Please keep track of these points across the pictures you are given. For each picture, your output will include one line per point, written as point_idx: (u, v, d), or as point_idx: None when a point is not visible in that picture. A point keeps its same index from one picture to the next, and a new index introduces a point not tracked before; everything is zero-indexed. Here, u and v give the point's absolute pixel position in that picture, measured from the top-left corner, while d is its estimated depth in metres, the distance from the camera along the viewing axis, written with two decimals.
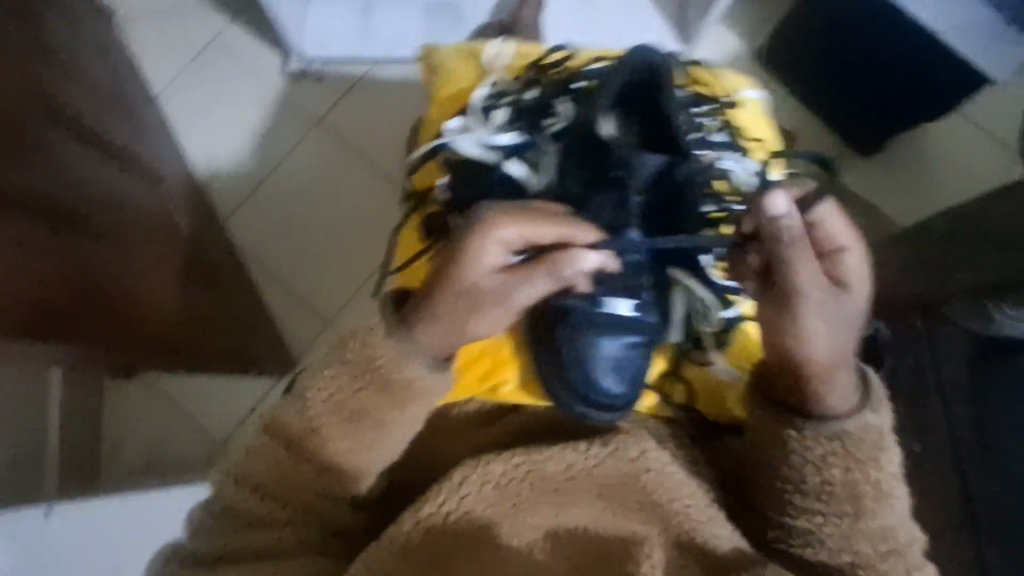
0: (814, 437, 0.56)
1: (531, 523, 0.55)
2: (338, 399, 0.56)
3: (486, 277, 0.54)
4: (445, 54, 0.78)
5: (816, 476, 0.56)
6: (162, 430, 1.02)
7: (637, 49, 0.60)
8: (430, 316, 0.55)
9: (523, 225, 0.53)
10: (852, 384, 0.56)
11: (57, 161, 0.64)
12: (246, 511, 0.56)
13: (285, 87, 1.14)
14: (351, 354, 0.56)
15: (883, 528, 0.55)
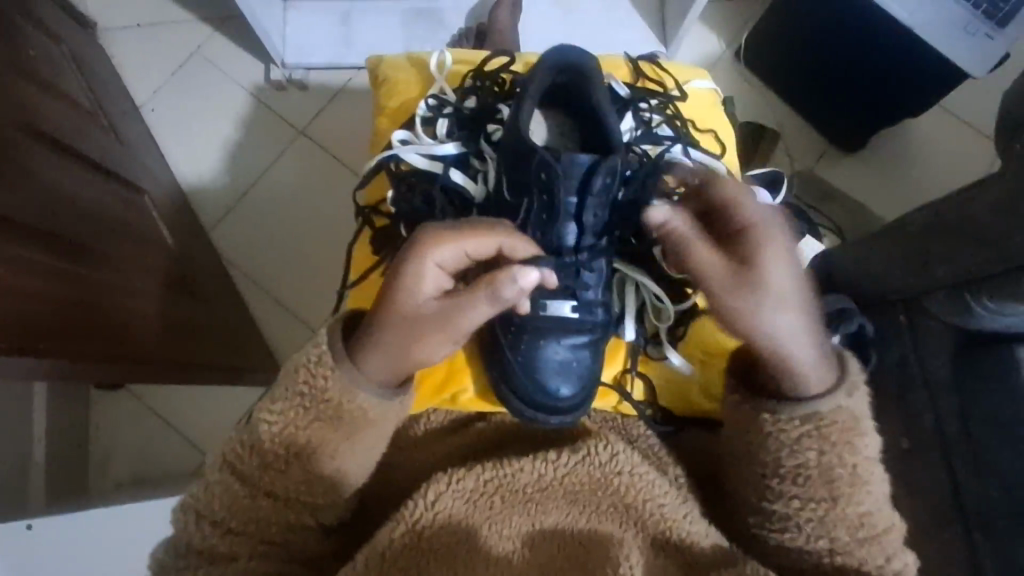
0: (789, 414, 0.55)
1: (505, 534, 0.54)
2: (286, 433, 0.54)
3: (426, 302, 0.54)
4: (390, 63, 0.74)
5: (792, 458, 0.56)
6: (145, 448, 1.01)
7: (549, 53, 0.58)
8: (379, 344, 0.54)
9: (454, 244, 0.53)
10: (821, 359, 0.55)
11: (24, 177, 0.63)
12: (204, 547, 0.54)
13: (263, 98, 1.14)
14: (302, 386, 0.54)
15: (859, 513, 0.55)
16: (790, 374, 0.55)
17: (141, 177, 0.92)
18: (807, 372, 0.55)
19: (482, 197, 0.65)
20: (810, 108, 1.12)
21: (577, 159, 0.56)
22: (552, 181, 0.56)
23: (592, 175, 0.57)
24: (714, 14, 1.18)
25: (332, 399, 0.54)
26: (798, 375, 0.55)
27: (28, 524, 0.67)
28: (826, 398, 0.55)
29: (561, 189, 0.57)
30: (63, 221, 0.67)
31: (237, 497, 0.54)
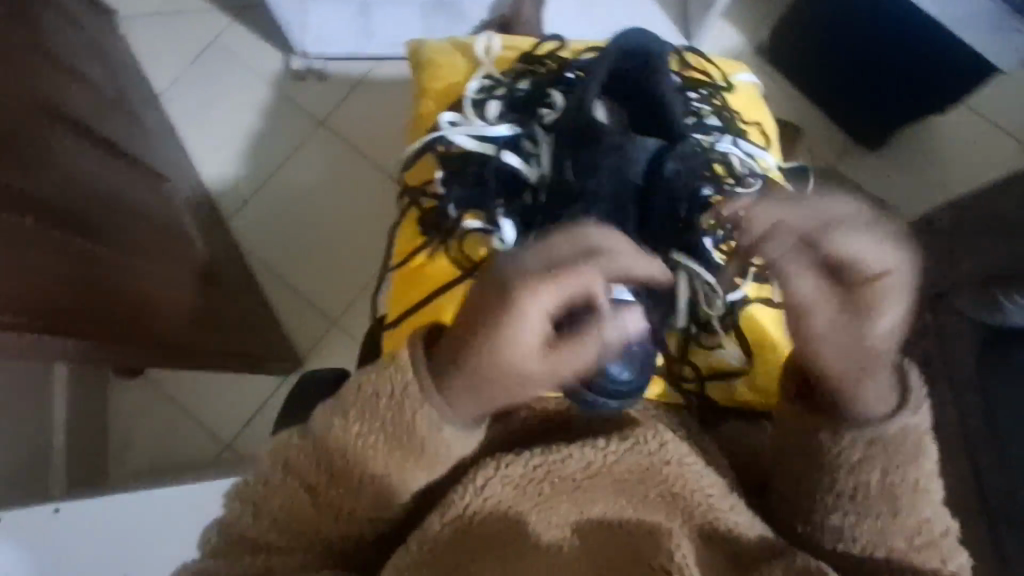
0: (852, 437, 0.51)
1: (553, 522, 0.53)
2: (364, 451, 0.50)
3: (530, 357, 0.44)
4: (431, 48, 0.74)
5: (850, 478, 0.52)
6: (169, 437, 1.00)
7: (618, 40, 0.61)
8: (461, 375, 0.47)
9: (559, 288, 0.42)
10: (889, 385, 0.50)
11: (49, 160, 0.63)
12: (263, 537, 0.53)
13: (284, 88, 1.13)
14: (381, 399, 0.49)
15: (918, 522, 0.52)
16: (864, 404, 0.50)
17: (161, 164, 0.91)
18: (878, 399, 0.50)
19: (537, 180, 0.63)
20: (835, 104, 1.11)
21: (647, 144, 0.59)
22: (625, 166, 0.59)
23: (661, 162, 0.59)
24: (737, 9, 1.17)
25: (418, 430, 0.49)
26: (865, 403, 0.50)
27: (55, 508, 0.67)
28: (888, 422, 0.51)
29: (633, 171, 0.59)
30: (90, 205, 0.66)
31: (294, 491, 0.52)
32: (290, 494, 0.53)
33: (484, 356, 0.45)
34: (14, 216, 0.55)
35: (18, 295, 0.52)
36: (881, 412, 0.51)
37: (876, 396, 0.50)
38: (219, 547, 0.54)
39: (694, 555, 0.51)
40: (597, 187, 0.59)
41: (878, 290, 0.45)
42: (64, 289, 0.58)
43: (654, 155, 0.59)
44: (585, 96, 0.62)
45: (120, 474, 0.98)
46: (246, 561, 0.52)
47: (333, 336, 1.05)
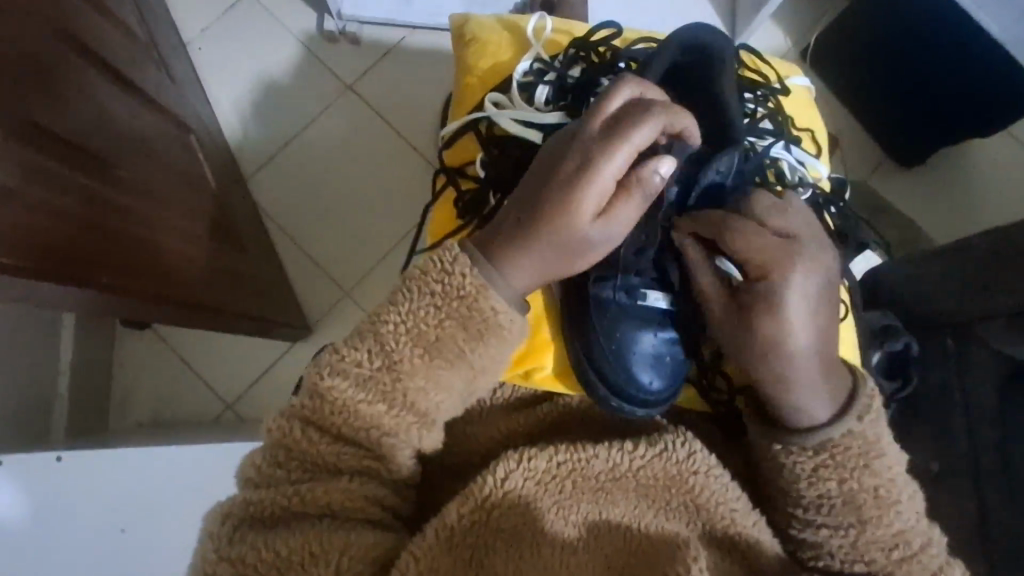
0: (798, 448, 0.53)
1: (570, 520, 0.52)
2: (413, 332, 0.51)
3: (590, 206, 0.50)
4: (481, 23, 0.72)
5: (812, 489, 0.53)
6: (172, 392, 1.00)
7: (682, 31, 0.57)
8: (519, 238, 0.51)
9: (628, 142, 0.49)
10: (822, 398, 0.53)
11: (77, 100, 0.61)
12: (267, 507, 0.50)
13: (317, 49, 1.11)
14: (410, 338, 0.52)
15: (892, 534, 0.53)
16: (797, 405, 0.53)
17: (187, 114, 0.89)
18: (811, 404, 0.53)
19: None
20: (877, 118, 1.08)
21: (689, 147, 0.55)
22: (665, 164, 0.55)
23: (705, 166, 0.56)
24: (789, 10, 1.14)
25: (466, 295, 0.51)
26: (801, 406, 0.53)
27: (57, 456, 0.67)
28: (819, 431, 0.53)
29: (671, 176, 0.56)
30: (115, 151, 0.65)
31: (314, 449, 0.52)
32: (311, 454, 0.52)
33: (553, 200, 0.50)
34: (37, 155, 0.53)
35: (33, 238, 0.51)
36: (819, 420, 0.53)
37: (811, 400, 0.53)
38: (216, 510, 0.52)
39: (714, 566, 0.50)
40: None
41: (773, 277, 0.52)
42: (83, 235, 0.57)
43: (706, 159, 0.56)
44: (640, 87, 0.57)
45: (119, 424, 0.98)
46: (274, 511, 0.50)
47: (343, 306, 1.04)
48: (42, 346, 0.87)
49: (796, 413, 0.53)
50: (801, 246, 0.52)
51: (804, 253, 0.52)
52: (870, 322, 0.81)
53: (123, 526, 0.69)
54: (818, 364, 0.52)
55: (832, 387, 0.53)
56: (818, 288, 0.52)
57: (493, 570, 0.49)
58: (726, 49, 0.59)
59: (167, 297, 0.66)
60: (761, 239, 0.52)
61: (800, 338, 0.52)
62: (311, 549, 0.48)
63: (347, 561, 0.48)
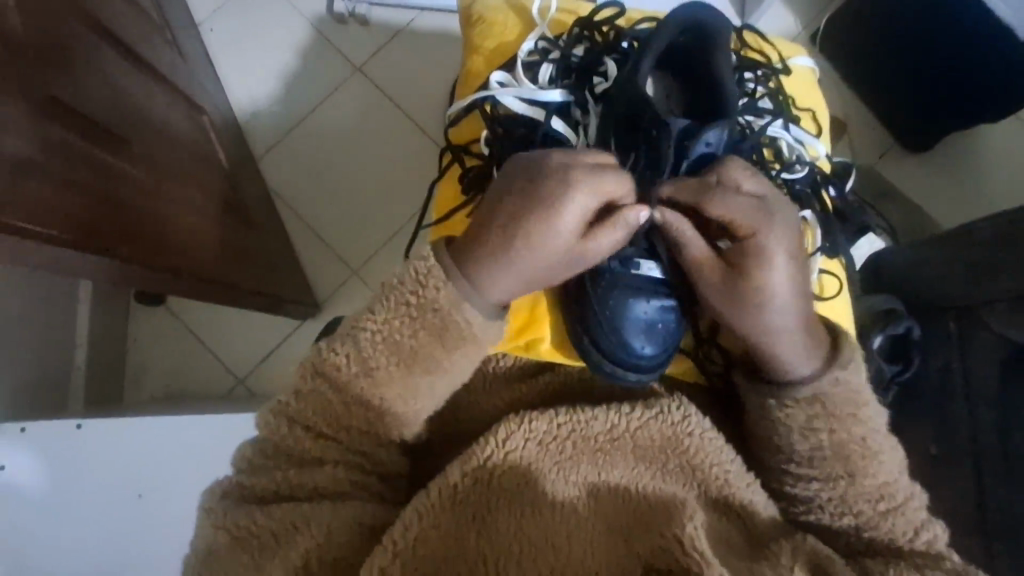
0: (786, 402, 0.55)
1: (570, 481, 0.54)
2: (389, 340, 0.53)
3: (558, 242, 0.52)
4: (488, 4, 0.73)
5: (804, 444, 0.55)
6: (184, 367, 1.02)
7: (677, 9, 0.56)
8: (486, 260, 0.52)
9: (596, 188, 0.51)
10: (808, 352, 0.54)
11: (98, 79, 0.63)
12: (280, 456, 0.53)
13: (326, 30, 1.12)
14: (410, 298, 0.52)
15: (878, 486, 0.54)
16: (784, 362, 0.54)
17: (199, 93, 0.91)
18: (800, 359, 0.54)
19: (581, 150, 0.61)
20: (886, 103, 1.07)
21: (676, 121, 0.54)
22: (659, 136, 0.55)
23: (694, 136, 0.55)
24: None
25: (440, 308, 0.52)
26: (791, 359, 0.54)
27: (78, 424, 0.71)
28: (807, 383, 0.54)
29: (666, 143, 0.55)
30: (130, 127, 0.66)
31: (305, 416, 0.53)
32: (319, 421, 0.53)
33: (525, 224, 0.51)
34: (59, 130, 0.56)
35: (57, 209, 0.53)
36: (805, 372, 0.55)
37: (798, 355, 0.54)
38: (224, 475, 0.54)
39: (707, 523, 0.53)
40: (636, 158, 0.57)
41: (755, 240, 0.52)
42: (101, 208, 0.59)
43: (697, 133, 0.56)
44: (639, 64, 0.56)
45: (136, 397, 1.01)
46: (278, 475, 0.52)
47: (353, 284, 1.06)
48: (61, 319, 0.90)
49: (783, 369, 0.55)
50: (778, 207, 0.53)
51: (780, 212, 0.53)
52: (874, 305, 0.82)
53: (140, 491, 0.71)
54: (804, 321, 0.54)
55: (815, 340, 0.55)
56: (794, 248, 0.53)
57: (497, 526, 0.51)
58: (722, 29, 0.58)
59: (180, 270, 0.68)
60: (738, 207, 0.52)
61: (784, 302, 0.53)
62: (297, 515, 0.50)
63: (337, 521, 0.50)
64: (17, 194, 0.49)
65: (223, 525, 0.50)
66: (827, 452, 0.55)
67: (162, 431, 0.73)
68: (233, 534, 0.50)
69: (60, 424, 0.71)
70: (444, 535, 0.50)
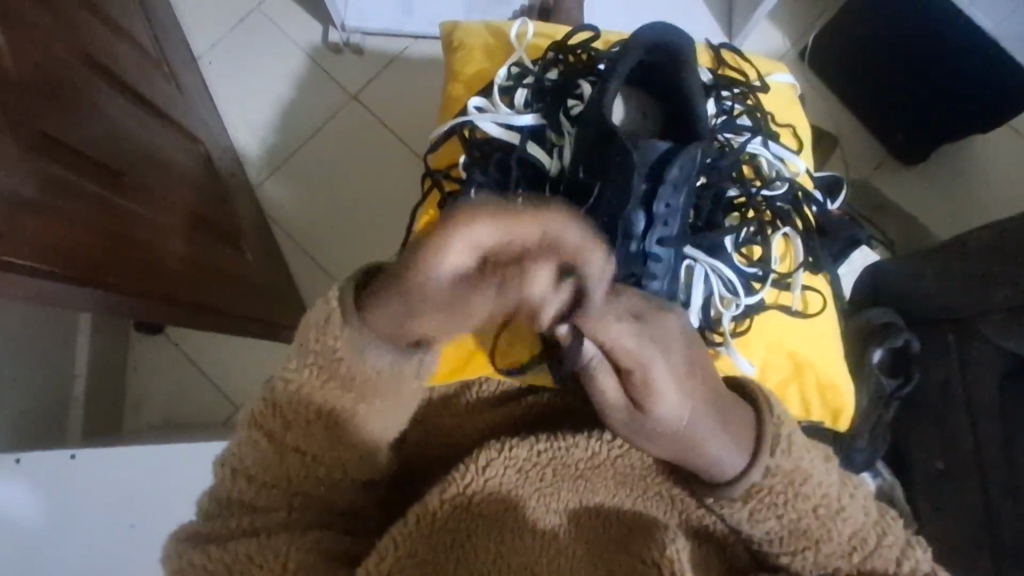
0: (729, 502, 0.50)
1: (552, 508, 0.55)
2: (305, 390, 0.48)
3: (443, 288, 0.34)
4: (468, 31, 0.74)
5: (757, 528, 0.52)
6: (181, 397, 1.03)
7: (642, 31, 0.58)
8: (379, 311, 0.42)
9: (509, 228, 0.31)
10: (730, 452, 0.47)
11: (92, 113, 0.64)
12: (243, 499, 0.52)
13: (320, 60, 1.14)
14: (312, 347, 0.46)
15: (847, 538, 0.51)
16: (710, 466, 0.48)
17: (195, 124, 0.92)
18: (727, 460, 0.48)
19: (557, 172, 0.62)
20: (875, 116, 1.08)
21: (655, 145, 0.56)
22: (630, 161, 0.54)
23: (668, 164, 0.56)
24: (786, 11, 1.15)
25: (343, 359, 0.46)
26: (720, 465, 0.48)
27: (72, 454, 0.71)
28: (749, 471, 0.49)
29: (637, 171, 0.55)
30: (125, 160, 0.68)
31: (270, 457, 0.51)
32: (271, 467, 0.51)
33: (407, 271, 0.35)
34: (51, 164, 0.56)
35: (50, 243, 0.54)
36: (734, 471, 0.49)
37: (726, 456, 0.47)
38: (202, 507, 0.53)
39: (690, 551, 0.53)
40: (602, 185, 0.56)
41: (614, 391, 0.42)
42: (93, 239, 0.59)
43: (663, 154, 0.56)
44: (607, 88, 0.58)
45: (134, 427, 1.01)
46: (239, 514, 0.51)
47: None
48: (60, 351, 0.90)
49: (711, 473, 0.49)
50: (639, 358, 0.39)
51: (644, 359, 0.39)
52: (870, 321, 0.81)
53: (132, 522, 0.71)
54: (717, 425, 0.45)
55: (738, 437, 0.47)
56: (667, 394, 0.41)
57: (475, 553, 0.52)
58: (688, 49, 0.59)
59: (171, 299, 0.68)
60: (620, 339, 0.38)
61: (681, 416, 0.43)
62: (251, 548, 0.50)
63: (294, 553, 0.49)
64: (12, 229, 0.50)
65: (181, 567, 0.50)
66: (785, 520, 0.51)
67: (150, 462, 0.73)
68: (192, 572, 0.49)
69: (52, 457, 0.70)
70: (421, 563, 0.50)
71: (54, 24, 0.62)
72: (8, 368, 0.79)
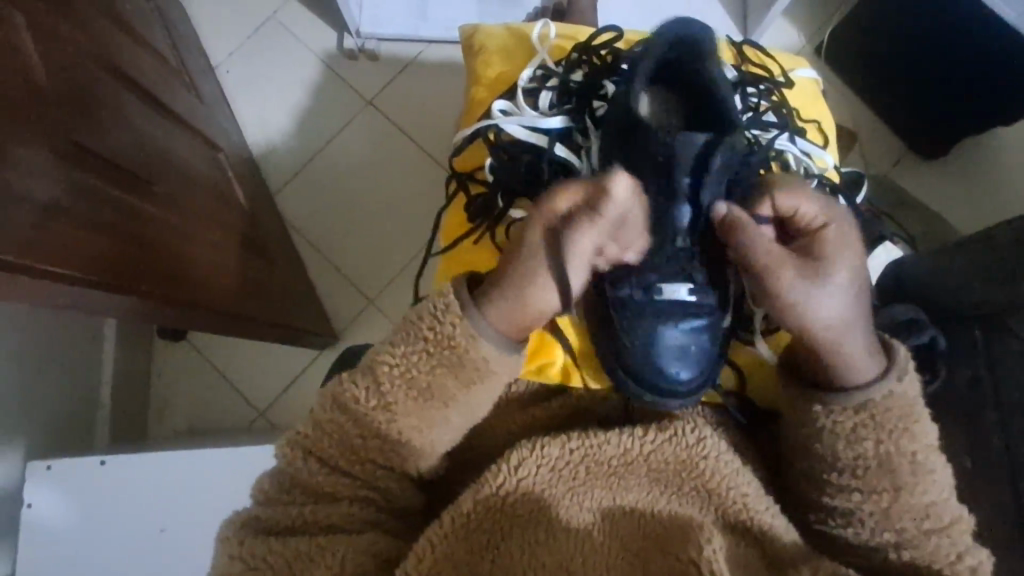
0: (840, 441, 0.55)
1: (585, 506, 0.55)
2: (408, 376, 0.53)
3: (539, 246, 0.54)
4: (488, 34, 0.75)
5: (849, 451, 0.55)
6: (210, 402, 1.04)
7: (666, 29, 0.59)
8: (504, 302, 0.54)
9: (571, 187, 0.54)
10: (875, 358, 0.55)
11: (118, 124, 0.65)
12: (308, 485, 0.53)
13: (339, 66, 1.15)
14: (427, 331, 0.53)
15: (924, 504, 0.53)
16: (850, 361, 0.54)
17: (216, 133, 0.94)
18: (861, 364, 0.54)
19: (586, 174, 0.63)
20: (896, 110, 1.07)
21: (694, 137, 0.56)
22: (669, 162, 0.56)
23: (709, 155, 0.56)
24: (804, 7, 1.14)
25: (453, 344, 0.53)
26: (853, 360, 0.54)
27: (102, 460, 0.72)
28: (868, 387, 0.54)
29: (678, 166, 0.56)
30: (148, 167, 0.68)
31: (325, 452, 0.53)
32: (335, 456, 0.53)
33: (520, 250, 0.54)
34: (82, 174, 0.57)
35: (85, 252, 0.55)
36: (868, 375, 0.54)
37: (862, 359, 0.54)
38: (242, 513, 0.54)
39: (730, 549, 0.52)
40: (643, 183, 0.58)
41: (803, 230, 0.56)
42: (121, 247, 0.60)
43: (704, 149, 0.56)
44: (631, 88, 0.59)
45: (159, 433, 1.02)
46: (292, 510, 0.52)
47: (369, 314, 1.07)
48: (87, 359, 0.92)
49: (848, 367, 0.54)
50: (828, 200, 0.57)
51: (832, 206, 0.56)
52: (893, 317, 0.73)
53: (163, 527, 0.72)
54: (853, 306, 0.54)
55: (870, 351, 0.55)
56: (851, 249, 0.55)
57: (510, 552, 0.52)
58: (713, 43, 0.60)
59: (198, 304, 0.69)
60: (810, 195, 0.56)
61: (827, 302, 0.53)
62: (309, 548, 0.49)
63: (354, 555, 0.49)
64: (45, 236, 0.51)
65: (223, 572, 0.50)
66: (848, 427, 0.55)
67: (182, 465, 0.73)
68: (247, 564, 0.49)
69: (87, 462, 0.72)
70: (460, 563, 0.51)
71: (78, 37, 0.63)
72: (38, 376, 0.81)
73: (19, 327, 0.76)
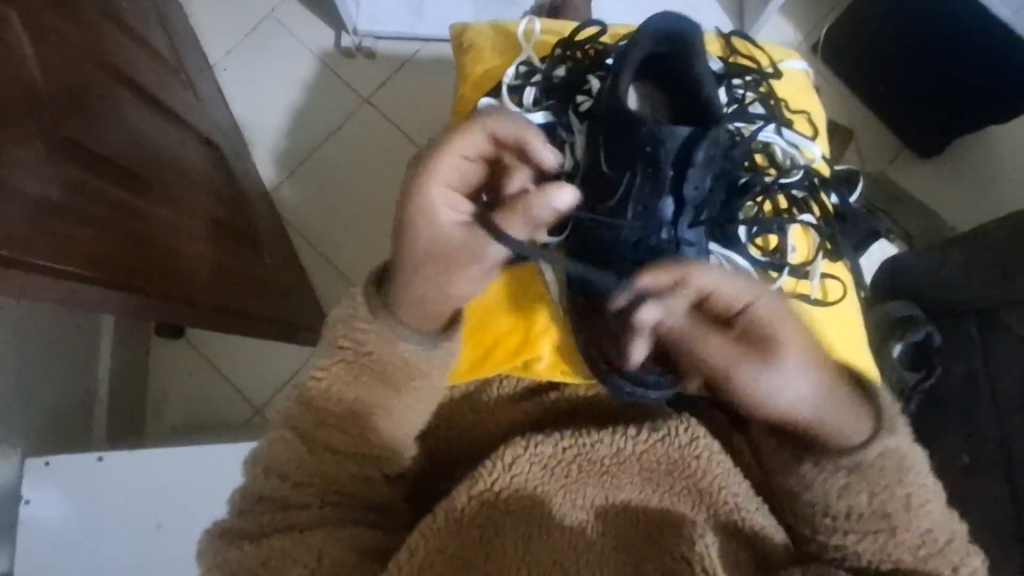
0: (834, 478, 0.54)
1: (578, 504, 0.56)
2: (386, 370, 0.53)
3: (443, 236, 0.50)
4: (477, 31, 0.75)
5: (840, 501, 0.54)
6: (204, 400, 1.04)
7: (653, 19, 0.58)
8: (411, 297, 0.52)
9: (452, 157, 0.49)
10: (860, 411, 0.53)
11: (114, 120, 0.65)
12: (274, 497, 0.53)
13: (333, 62, 1.15)
14: (343, 344, 0.54)
15: (920, 533, 0.53)
16: (841, 427, 0.52)
17: (213, 130, 0.94)
18: (849, 423, 0.52)
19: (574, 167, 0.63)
20: (890, 107, 1.07)
21: (678, 130, 0.55)
22: (657, 153, 0.55)
23: (693, 147, 0.55)
24: (800, 3, 1.14)
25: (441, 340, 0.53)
26: (840, 427, 0.52)
27: (99, 455, 0.72)
28: (857, 450, 0.53)
29: (664, 158, 0.55)
30: (144, 163, 0.68)
31: (303, 458, 0.53)
32: (316, 454, 0.54)
33: (411, 241, 0.50)
34: (78, 170, 0.58)
35: (83, 249, 0.55)
36: (858, 439, 0.53)
37: (849, 424, 0.52)
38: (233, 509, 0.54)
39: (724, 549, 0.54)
40: (631, 178, 0.57)
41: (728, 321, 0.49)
42: (119, 244, 0.60)
43: (688, 140, 0.55)
44: (616, 83, 0.58)
45: (156, 430, 1.03)
46: (265, 518, 0.52)
47: None
48: (83, 356, 0.92)
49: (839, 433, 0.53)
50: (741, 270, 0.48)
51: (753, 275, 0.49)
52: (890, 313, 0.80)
53: (158, 522, 0.72)
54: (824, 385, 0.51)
55: (852, 407, 0.52)
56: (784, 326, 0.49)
57: (505, 546, 0.53)
58: (699, 36, 0.60)
59: (195, 300, 0.69)
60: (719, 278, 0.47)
61: (800, 382, 0.50)
62: (286, 545, 0.50)
63: (335, 548, 0.51)
64: (41, 233, 0.51)
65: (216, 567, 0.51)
66: (838, 483, 0.54)
67: (176, 462, 0.73)
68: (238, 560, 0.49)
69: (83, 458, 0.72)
70: (456, 559, 0.51)
71: (75, 33, 0.63)
72: (36, 373, 0.81)
73: (16, 323, 0.77)
